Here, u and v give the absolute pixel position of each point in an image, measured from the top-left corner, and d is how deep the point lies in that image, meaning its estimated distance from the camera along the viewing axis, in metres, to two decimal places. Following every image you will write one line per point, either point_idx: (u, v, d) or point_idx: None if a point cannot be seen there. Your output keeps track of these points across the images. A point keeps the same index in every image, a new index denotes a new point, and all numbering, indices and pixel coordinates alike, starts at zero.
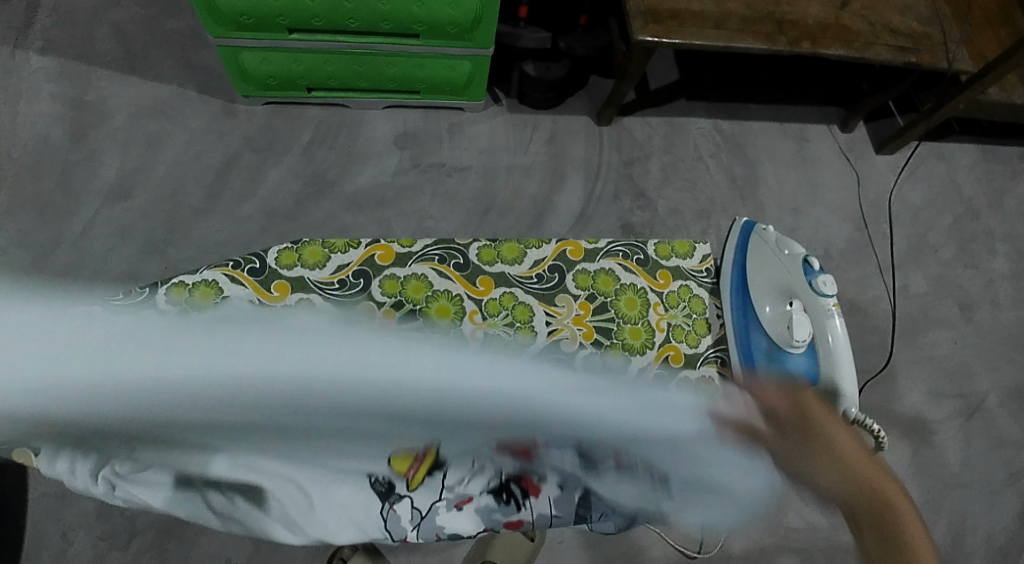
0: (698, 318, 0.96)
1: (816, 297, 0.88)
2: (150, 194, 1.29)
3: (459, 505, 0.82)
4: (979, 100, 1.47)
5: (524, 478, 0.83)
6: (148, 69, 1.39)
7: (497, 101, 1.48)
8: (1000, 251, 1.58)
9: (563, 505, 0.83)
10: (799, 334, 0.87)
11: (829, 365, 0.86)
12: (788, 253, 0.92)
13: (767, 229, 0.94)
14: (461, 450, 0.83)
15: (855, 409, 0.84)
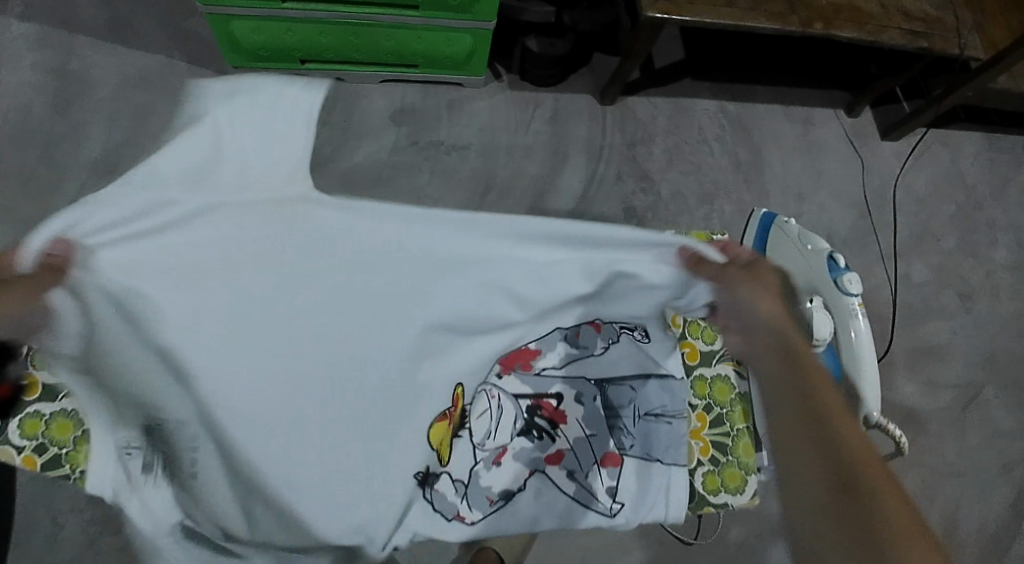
0: None
1: (839, 295, 0.82)
2: (138, 168, 1.25)
3: (496, 461, 0.85)
4: (989, 88, 1.44)
5: (544, 408, 0.87)
6: (134, 37, 1.33)
7: (498, 77, 1.43)
8: (1002, 241, 1.56)
9: (591, 423, 0.87)
10: (819, 332, 0.81)
11: (852, 367, 0.80)
12: (811, 248, 0.87)
13: (789, 222, 0.90)
14: (480, 406, 0.86)
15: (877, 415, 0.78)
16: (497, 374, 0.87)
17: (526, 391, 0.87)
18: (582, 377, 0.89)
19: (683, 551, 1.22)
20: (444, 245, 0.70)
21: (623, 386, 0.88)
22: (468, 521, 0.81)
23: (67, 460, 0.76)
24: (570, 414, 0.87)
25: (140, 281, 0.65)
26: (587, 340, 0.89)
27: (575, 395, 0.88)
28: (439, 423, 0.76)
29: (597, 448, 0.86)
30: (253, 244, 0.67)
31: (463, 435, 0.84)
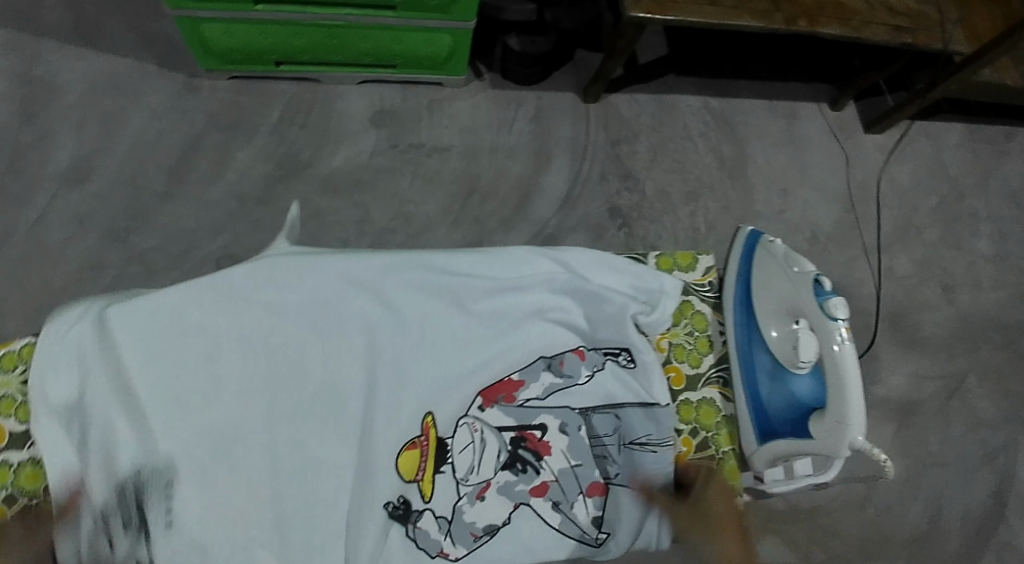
0: (699, 336, 0.99)
1: (825, 320, 0.84)
2: (110, 177, 1.22)
3: (479, 495, 0.90)
4: (973, 81, 1.43)
5: (529, 440, 0.93)
6: (102, 40, 1.29)
7: (479, 76, 1.41)
8: (984, 232, 1.56)
9: (578, 454, 0.93)
10: (805, 355, 0.86)
11: (838, 388, 0.83)
12: (798, 270, 0.89)
13: (775, 243, 0.92)
14: (462, 440, 0.91)
15: (861, 439, 0.81)
16: (479, 407, 0.93)
17: (509, 423, 0.92)
18: (566, 407, 0.94)
19: None
20: (424, 286, 0.92)
21: (606, 415, 0.94)
22: (452, 556, 0.88)
23: (40, 509, 0.85)
24: (554, 445, 0.93)
25: (165, 325, 0.86)
26: (572, 367, 0.94)
27: (560, 425, 0.94)
28: (409, 452, 0.89)
29: (582, 478, 0.92)
30: (268, 296, 0.88)
31: (444, 470, 0.90)
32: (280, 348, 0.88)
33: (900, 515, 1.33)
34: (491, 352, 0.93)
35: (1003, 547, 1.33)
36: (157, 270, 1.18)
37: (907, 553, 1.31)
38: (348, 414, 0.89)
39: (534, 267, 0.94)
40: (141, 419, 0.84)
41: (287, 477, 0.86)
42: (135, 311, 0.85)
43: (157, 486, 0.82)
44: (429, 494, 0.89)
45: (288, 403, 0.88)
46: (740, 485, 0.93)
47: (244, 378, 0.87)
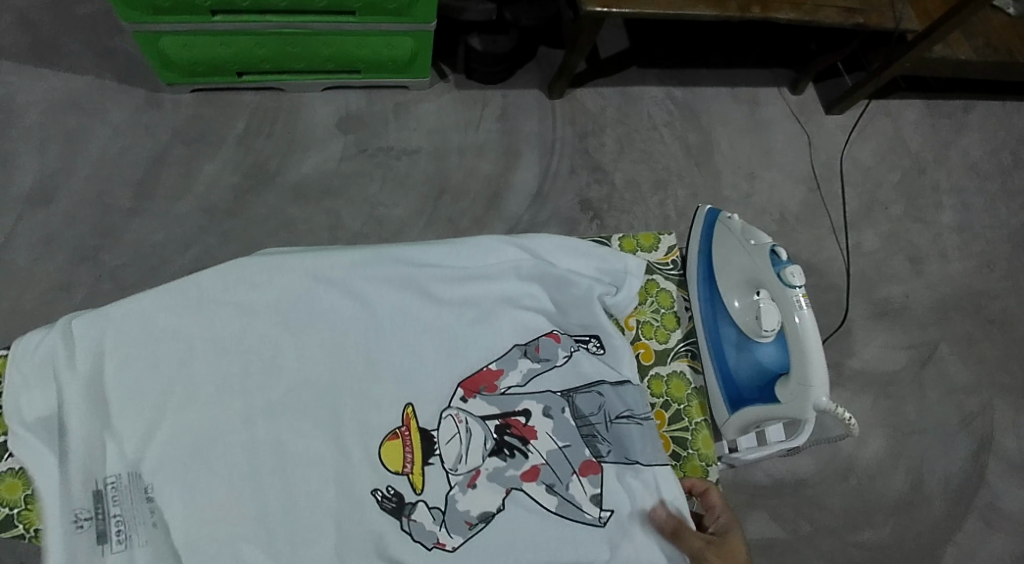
0: (667, 312, 0.98)
1: (782, 288, 0.85)
2: (76, 196, 1.21)
3: (471, 483, 0.87)
4: (926, 58, 1.47)
5: (513, 425, 0.90)
6: (60, 59, 1.28)
7: (443, 77, 1.42)
8: (947, 204, 1.60)
9: (565, 434, 0.90)
10: (766, 323, 0.86)
11: (799, 355, 0.83)
12: (754, 243, 0.89)
13: (732, 217, 0.92)
14: (448, 431, 0.88)
15: (825, 400, 0.81)
16: (460, 398, 0.90)
17: (493, 411, 0.90)
18: (547, 391, 0.92)
19: None
20: (395, 276, 0.91)
21: (589, 394, 0.92)
22: (448, 547, 0.84)
23: (20, 519, 0.83)
24: (540, 428, 0.90)
25: (137, 328, 0.84)
26: (548, 352, 0.93)
27: (543, 408, 0.91)
28: (391, 442, 0.86)
29: (573, 458, 0.89)
30: (240, 293, 0.87)
31: (433, 462, 0.87)
32: (252, 345, 0.86)
33: (883, 484, 1.36)
34: (467, 337, 0.92)
35: (983, 508, 1.36)
36: (129, 286, 1.18)
37: (892, 521, 1.33)
38: (326, 407, 0.86)
39: (499, 254, 0.94)
40: (113, 427, 0.81)
41: (268, 472, 0.83)
42: (102, 320, 0.83)
43: (134, 492, 0.80)
44: (421, 486, 0.86)
45: (264, 399, 0.85)
46: (712, 454, 0.93)
47: (217, 377, 0.85)
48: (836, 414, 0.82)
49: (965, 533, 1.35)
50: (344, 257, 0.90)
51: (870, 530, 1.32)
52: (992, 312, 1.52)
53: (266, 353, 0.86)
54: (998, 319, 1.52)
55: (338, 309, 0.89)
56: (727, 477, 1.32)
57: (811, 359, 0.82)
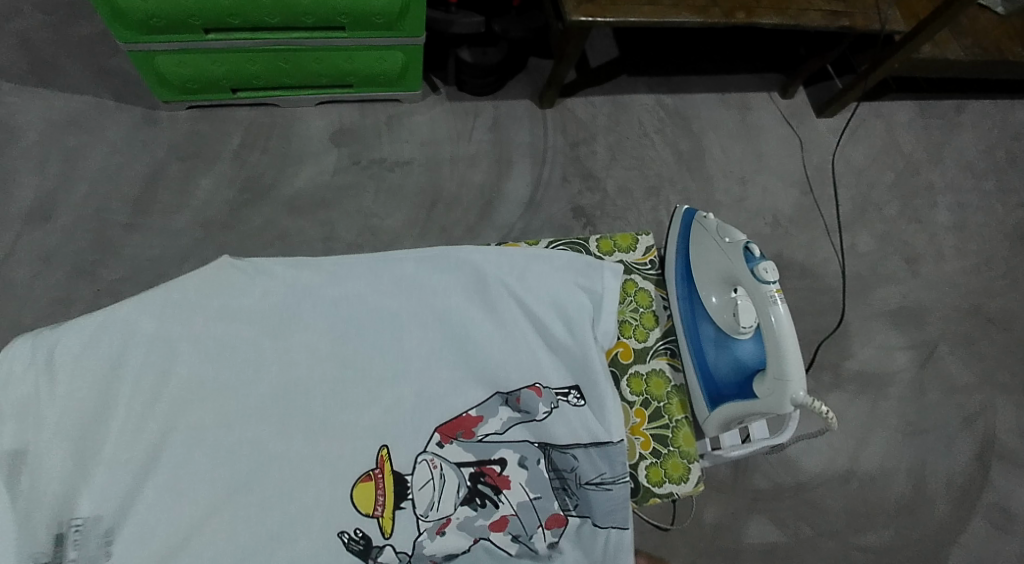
0: (645, 311, 0.98)
1: (757, 284, 0.85)
2: (75, 213, 1.23)
3: (440, 529, 0.86)
4: (913, 59, 1.48)
5: (488, 474, 0.88)
6: (59, 80, 1.31)
7: (435, 90, 1.44)
8: (942, 204, 1.61)
9: (537, 486, 0.89)
10: (744, 320, 0.87)
11: (775, 350, 0.84)
12: (729, 241, 0.90)
13: (708, 216, 0.93)
14: (422, 476, 0.87)
15: (803, 394, 0.82)
16: (437, 444, 0.88)
17: (469, 459, 0.88)
18: (525, 441, 0.90)
19: (663, 537, 1.27)
20: (374, 296, 0.92)
21: (565, 453, 0.89)
22: None
23: None
24: (513, 479, 0.88)
25: (116, 352, 0.83)
26: (529, 403, 0.90)
27: (519, 458, 0.89)
28: (363, 484, 0.85)
29: (542, 510, 0.88)
30: (220, 315, 0.87)
31: (405, 506, 0.85)
32: (220, 363, 0.86)
33: (883, 485, 1.36)
34: (443, 347, 0.91)
35: (985, 508, 1.36)
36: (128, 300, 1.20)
37: (894, 522, 1.33)
38: (296, 421, 0.86)
39: (479, 270, 0.93)
40: (87, 457, 0.79)
41: (237, 494, 0.82)
42: (66, 348, 0.82)
43: (94, 536, 0.77)
44: (390, 530, 0.84)
45: (233, 415, 0.85)
46: (694, 452, 0.92)
47: (186, 399, 0.84)
48: (814, 408, 0.82)
49: (969, 534, 1.34)
50: (312, 269, 0.91)
51: (871, 532, 1.32)
52: (991, 310, 1.53)
53: (244, 378, 0.86)
54: (997, 318, 1.52)
55: (315, 330, 0.89)
56: (726, 481, 1.32)
57: (786, 354, 0.82)
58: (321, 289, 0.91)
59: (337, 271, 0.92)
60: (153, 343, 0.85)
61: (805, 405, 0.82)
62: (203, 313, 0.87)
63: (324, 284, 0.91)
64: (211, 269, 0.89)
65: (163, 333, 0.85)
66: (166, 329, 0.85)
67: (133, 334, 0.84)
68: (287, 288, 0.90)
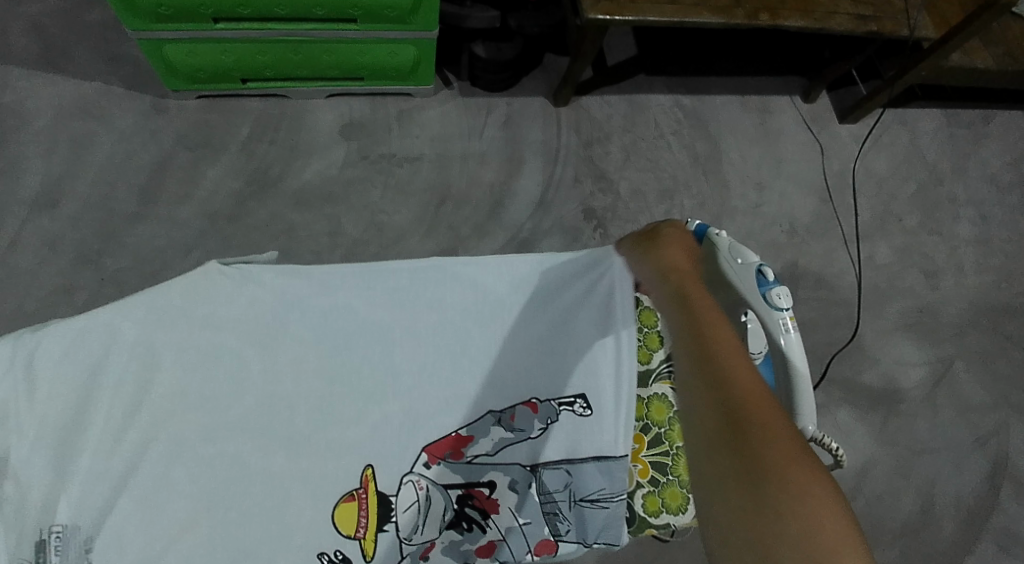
0: (650, 331, 0.95)
1: (769, 310, 0.82)
2: (80, 201, 1.22)
3: (423, 555, 0.86)
4: (942, 67, 1.43)
5: (476, 498, 0.87)
6: (69, 65, 1.30)
7: (447, 84, 1.42)
8: (964, 216, 1.56)
9: (526, 512, 0.88)
10: (754, 345, 0.85)
11: (786, 380, 0.81)
12: (740, 263, 0.84)
13: (717, 234, 0.86)
14: (407, 498, 0.86)
15: (814, 428, 0.79)
16: (423, 464, 0.87)
17: (457, 481, 0.87)
18: (516, 465, 0.88)
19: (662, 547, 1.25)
20: (362, 307, 0.91)
21: (557, 470, 0.88)
22: None
23: None
24: (502, 503, 0.87)
25: (96, 358, 0.81)
26: (523, 421, 0.89)
27: (509, 482, 0.88)
28: (346, 505, 0.84)
29: (531, 535, 0.88)
30: (204, 321, 0.86)
31: (387, 529, 0.85)
32: (205, 372, 0.85)
33: (892, 505, 1.32)
34: (436, 360, 0.90)
35: (995, 531, 1.33)
36: (132, 291, 1.19)
37: (900, 542, 1.30)
38: (280, 434, 0.85)
39: (467, 282, 0.93)
40: (66, 466, 0.78)
41: (217, 508, 0.82)
42: (46, 353, 0.79)
43: (75, 543, 0.77)
44: (371, 553, 0.84)
45: (217, 426, 0.84)
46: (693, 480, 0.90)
47: (169, 409, 0.83)
48: (822, 442, 0.80)
49: (977, 557, 1.31)
50: (303, 278, 0.90)
51: (877, 551, 1.29)
52: (1010, 328, 1.48)
53: (227, 385, 0.85)
54: (1016, 336, 1.48)
55: (302, 339, 0.88)
56: None
57: (796, 382, 0.80)
58: (309, 296, 0.90)
59: (324, 279, 0.91)
60: (135, 350, 0.83)
61: (814, 439, 0.80)
62: (187, 320, 0.85)
63: (312, 292, 0.90)
64: (199, 274, 0.86)
65: (145, 339, 0.83)
66: (150, 335, 0.83)
67: (115, 339, 0.82)
68: (272, 295, 0.89)
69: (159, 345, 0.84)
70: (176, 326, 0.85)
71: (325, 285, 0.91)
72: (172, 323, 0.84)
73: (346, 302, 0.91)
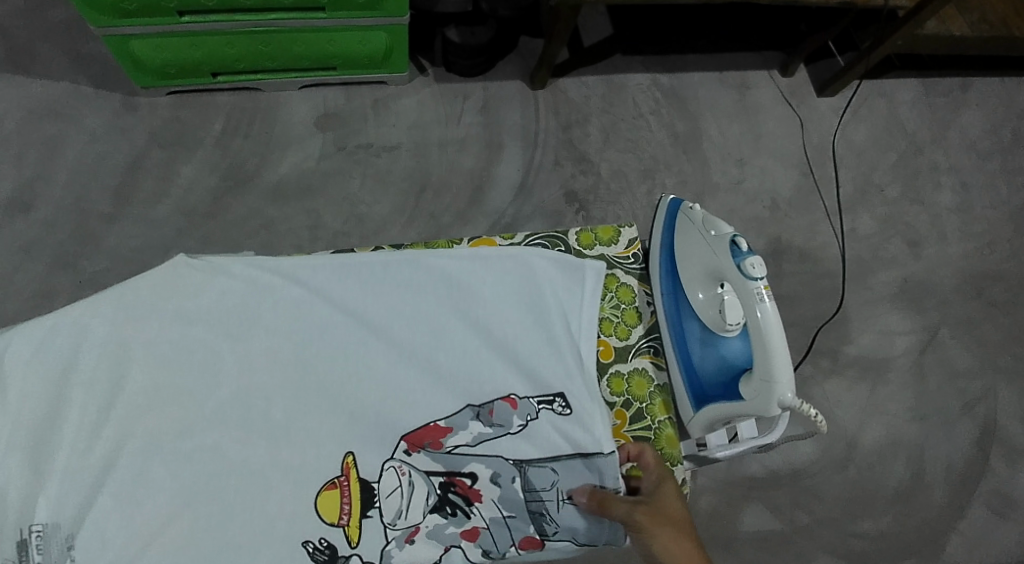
0: (627, 308, 0.94)
1: (744, 280, 0.82)
2: (54, 204, 1.21)
3: (409, 539, 0.84)
4: (917, 35, 1.43)
5: (460, 485, 0.86)
6: (36, 67, 1.28)
7: (423, 71, 1.40)
8: (946, 184, 1.57)
9: (510, 506, 0.86)
10: (731, 317, 0.85)
11: (762, 350, 0.80)
12: (715, 235, 0.86)
13: (693, 208, 0.89)
14: (390, 483, 0.86)
15: (791, 396, 0.78)
16: (405, 451, 0.87)
17: (438, 468, 0.86)
18: (499, 457, 0.87)
19: None
20: (335, 294, 0.89)
21: (543, 468, 0.87)
22: None
23: None
24: (485, 493, 0.86)
25: (67, 360, 0.83)
26: (502, 416, 0.88)
27: (491, 475, 0.87)
28: (329, 491, 0.84)
29: (515, 530, 0.86)
30: (174, 318, 0.85)
31: (371, 514, 0.84)
32: (178, 367, 0.85)
33: (882, 473, 1.33)
34: (416, 346, 0.89)
35: (985, 495, 1.34)
36: None
37: (892, 510, 1.31)
38: (258, 427, 0.85)
39: (440, 264, 0.92)
40: (44, 466, 0.80)
41: (197, 502, 0.82)
42: (16, 354, 0.82)
43: (57, 541, 0.79)
44: (356, 539, 0.83)
45: (192, 421, 0.84)
46: (678, 454, 0.89)
47: (143, 405, 0.83)
48: (802, 411, 0.79)
49: (968, 521, 1.32)
50: (272, 270, 0.88)
51: (869, 519, 1.30)
52: (994, 294, 1.49)
53: (200, 380, 0.85)
54: (1000, 301, 1.49)
55: (276, 330, 0.87)
56: (721, 470, 1.30)
57: (771, 352, 0.79)
58: (280, 286, 0.88)
59: (294, 268, 0.89)
60: (104, 350, 0.84)
61: (793, 407, 0.79)
62: (157, 317, 0.85)
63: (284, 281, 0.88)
64: (167, 268, 0.86)
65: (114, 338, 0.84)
66: (119, 334, 0.84)
67: (86, 340, 0.83)
68: (243, 285, 0.88)
69: (129, 344, 0.84)
70: (144, 324, 0.85)
71: (297, 274, 0.89)
72: (140, 321, 0.85)
73: (321, 290, 0.89)
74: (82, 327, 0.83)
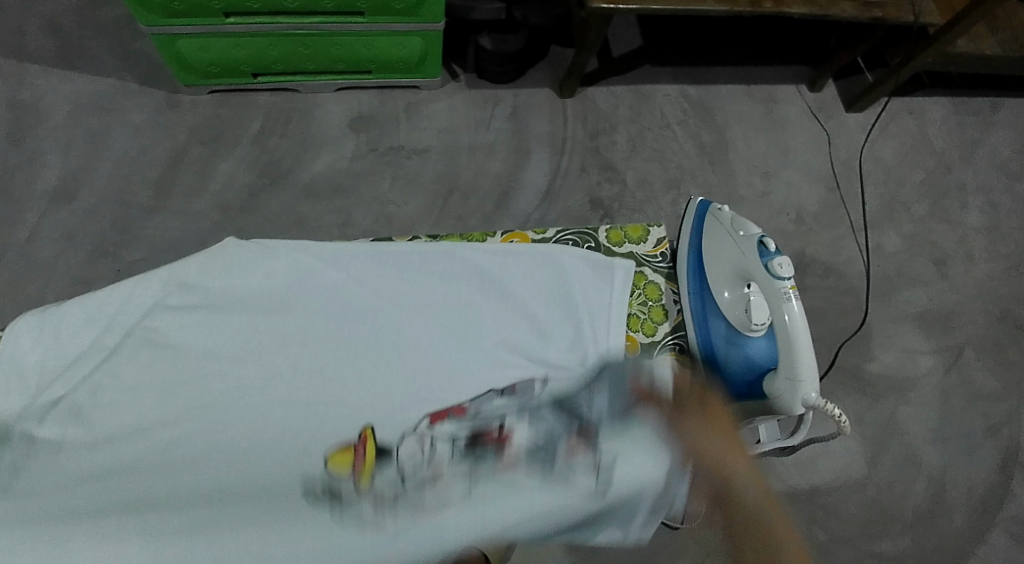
0: (653, 305, 0.95)
1: (772, 280, 0.84)
2: (96, 195, 1.25)
3: (428, 485, 0.76)
4: (947, 53, 1.43)
5: (485, 433, 0.81)
6: (85, 62, 1.33)
7: (455, 77, 1.43)
8: (973, 204, 1.56)
9: (543, 426, 0.81)
10: (756, 317, 0.85)
11: (788, 349, 0.82)
12: (743, 235, 0.89)
13: (723, 209, 0.92)
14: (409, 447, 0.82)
15: (815, 395, 0.80)
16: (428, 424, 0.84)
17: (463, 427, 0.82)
18: (524, 403, 0.84)
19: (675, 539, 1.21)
20: (370, 281, 0.92)
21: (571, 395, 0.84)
22: None
23: None
24: (513, 431, 0.80)
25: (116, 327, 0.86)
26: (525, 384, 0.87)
27: (517, 412, 0.83)
28: (341, 451, 0.81)
29: (557, 440, 0.79)
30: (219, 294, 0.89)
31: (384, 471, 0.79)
32: (215, 339, 0.87)
33: (902, 493, 1.32)
34: (444, 331, 0.91)
35: (1009, 520, 1.32)
36: None
37: (912, 531, 1.30)
38: (287, 398, 0.85)
39: (472, 256, 0.95)
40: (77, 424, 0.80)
41: (217, 472, 0.81)
42: (69, 322, 0.85)
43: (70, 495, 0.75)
44: (366, 486, 0.77)
45: (223, 391, 0.84)
46: None
47: (178, 374, 0.84)
48: (825, 411, 0.81)
49: (990, 546, 1.30)
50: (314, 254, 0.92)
51: (889, 540, 1.29)
52: (1021, 316, 1.48)
53: (235, 351, 0.86)
54: None
55: (311, 310, 0.89)
56: None
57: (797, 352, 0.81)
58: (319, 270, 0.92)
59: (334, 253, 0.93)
60: (152, 319, 0.86)
61: (815, 407, 0.81)
62: (203, 293, 0.88)
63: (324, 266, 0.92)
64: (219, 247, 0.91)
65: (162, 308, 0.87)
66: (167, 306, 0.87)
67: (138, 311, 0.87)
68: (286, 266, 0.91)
69: (174, 315, 0.87)
70: (190, 297, 0.88)
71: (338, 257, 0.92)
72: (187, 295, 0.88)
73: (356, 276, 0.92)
74: (134, 298, 0.87)
